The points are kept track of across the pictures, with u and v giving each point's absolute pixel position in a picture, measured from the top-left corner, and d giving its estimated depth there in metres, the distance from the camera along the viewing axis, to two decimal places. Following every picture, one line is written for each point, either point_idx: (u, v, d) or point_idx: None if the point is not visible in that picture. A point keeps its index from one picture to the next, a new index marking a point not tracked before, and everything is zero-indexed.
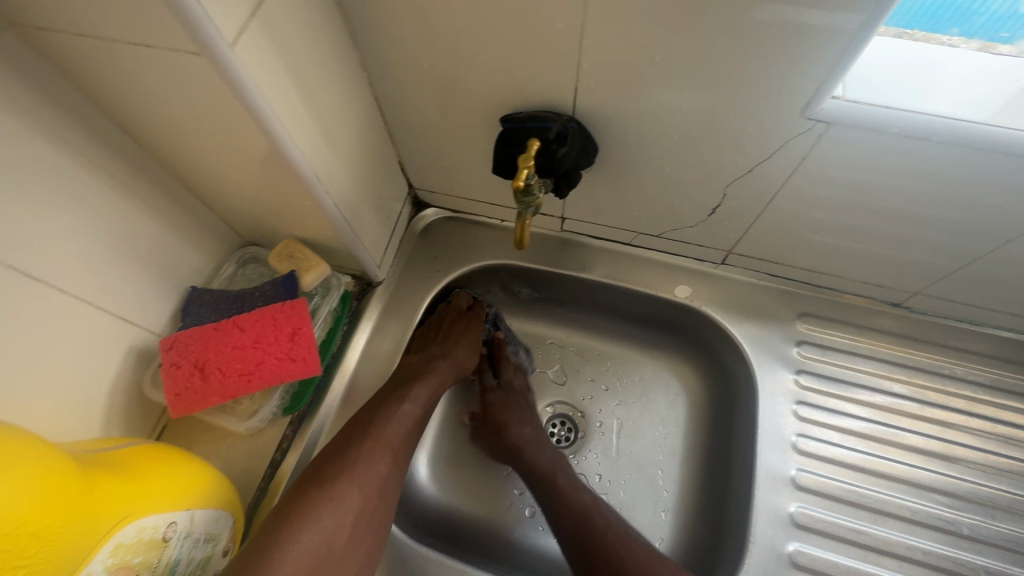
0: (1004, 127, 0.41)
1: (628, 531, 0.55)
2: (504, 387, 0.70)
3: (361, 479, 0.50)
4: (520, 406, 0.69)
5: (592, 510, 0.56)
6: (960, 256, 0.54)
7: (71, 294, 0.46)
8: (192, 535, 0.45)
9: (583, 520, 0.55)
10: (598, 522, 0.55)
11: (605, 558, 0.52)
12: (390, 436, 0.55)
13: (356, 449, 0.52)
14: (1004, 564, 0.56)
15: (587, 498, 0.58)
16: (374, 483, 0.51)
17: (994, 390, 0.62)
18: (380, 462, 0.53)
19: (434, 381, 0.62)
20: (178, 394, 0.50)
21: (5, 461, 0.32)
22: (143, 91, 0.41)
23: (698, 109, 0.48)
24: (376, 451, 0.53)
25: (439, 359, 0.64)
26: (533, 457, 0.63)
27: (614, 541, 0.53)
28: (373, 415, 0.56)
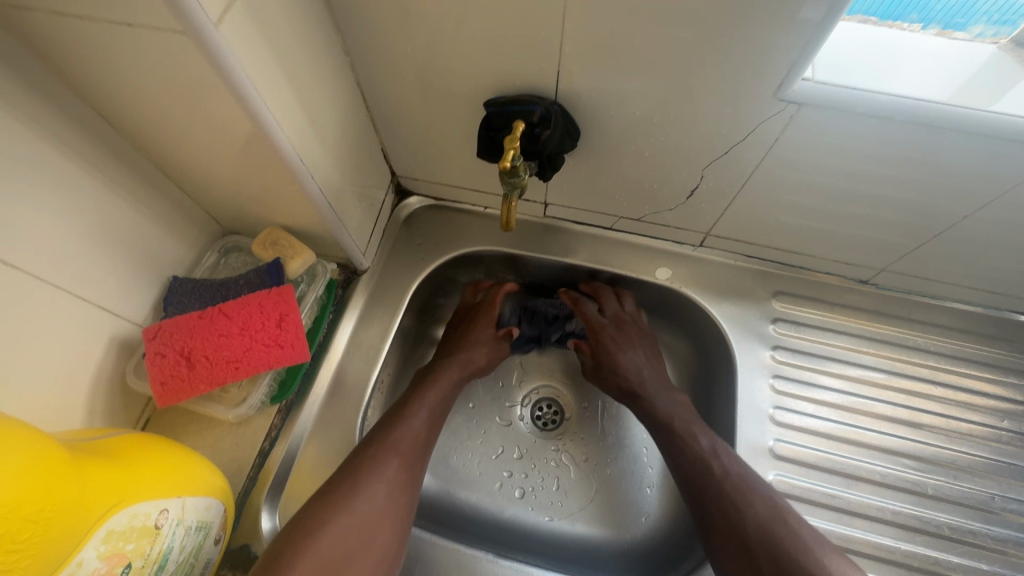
0: (962, 106, 0.44)
1: (749, 481, 0.55)
2: (612, 320, 0.70)
3: (372, 480, 0.52)
4: (635, 339, 0.69)
5: (709, 457, 0.57)
6: (922, 232, 0.57)
7: (49, 283, 0.45)
8: (184, 523, 0.45)
9: (699, 469, 0.56)
10: (716, 471, 0.55)
11: (726, 507, 0.53)
12: (404, 437, 0.56)
13: (364, 456, 0.54)
14: (966, 520, 0.60)
15: (705, 445, 0.58)
16: (391, 481, 0.53)
17: (955, 359, 0.66)
18: (395, 460, 0.54)
19: (446, 382, 0.64)
20: (164, 383, 0.49)
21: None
22: (121, 73, 0.41)
23: (676, 92, 0.49)
24: (388, 453, 0.54)
25: (451, 359, 0.66)
26: (652, 401, 0.64)
27: (729, 491, 0.54)
28: (390, 420, 0.57)
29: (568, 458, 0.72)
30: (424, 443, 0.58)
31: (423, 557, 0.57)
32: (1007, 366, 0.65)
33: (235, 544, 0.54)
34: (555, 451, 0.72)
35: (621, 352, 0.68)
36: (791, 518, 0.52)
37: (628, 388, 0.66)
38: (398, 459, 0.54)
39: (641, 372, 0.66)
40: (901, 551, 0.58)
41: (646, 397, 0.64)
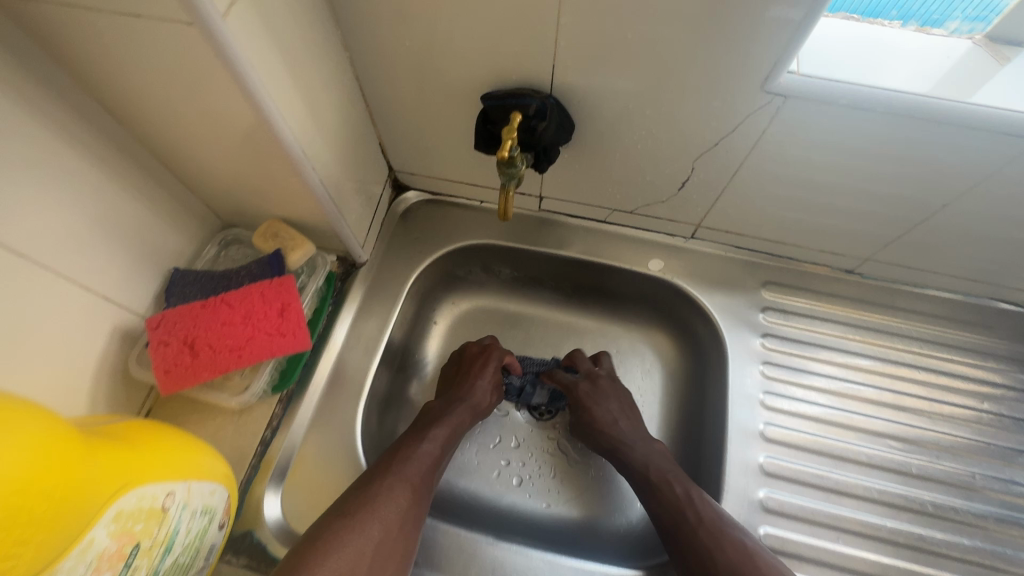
0: (939, 98, 0.46)
1: (723, 526, 0.55)
2: (588, 376, 0.70)
3: (370, 522, 0.51)
4: (610, 391, 0.69)
5: (684, 504, 0.57)
6: (904, 221, 0.59)
7: (53, 271, 0.45)
8: (190, 506, 0.46)
9: (673, 518, 0.56)
10: (689, 517, 0.55)
11: (699, 552, 0.53)
12: (406, 474, 0.56)
13: (378, 484, 0.54)
14: (949, 497, 0.62)
15: (680, 490, 0.58)
16: (393, 517, 0.52)
17: (937, 345, 0.68)
18: (396, 496, 0.54)
19: (450, 423, 0.63)
20: (168, 371, 0.50)
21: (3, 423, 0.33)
22: (126, 65, 0.42)
23: (667, 85, 0.51)
24: (389, 489, 0.54)
25: (446, 401, 0.66)
26: (633, 454, 0.63)
27: (703, 537, 0.54)
28: (393, 456, 0.57)
29: (564, 446, 0.73)
30: (427, 478, 0.57)
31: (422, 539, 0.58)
32: (987, 351, 0.68)
33: (238, 530, 0.55)
34: (552, 439, 0.73)
35: (599, 407, 0.67)
36: (762, 561, 0.52)
37: (607, 442, 0.65)
38: (399, 497, 0.54)
39: (621, 430, 0.65)
40: (887, 529, 0.60)
41: (624, 446, 0.64)
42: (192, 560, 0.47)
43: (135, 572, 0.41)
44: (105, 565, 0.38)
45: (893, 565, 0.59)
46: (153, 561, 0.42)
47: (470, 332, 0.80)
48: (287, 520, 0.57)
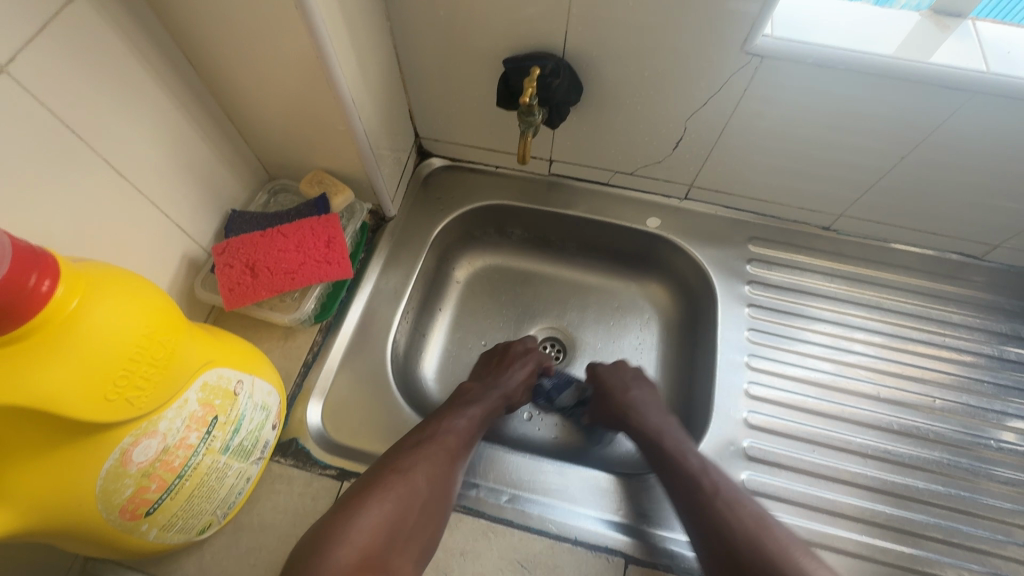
0: (896, 58, 0.54)
1: (739, 498, 0.56)
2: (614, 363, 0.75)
3: (415, 482, 0.54)
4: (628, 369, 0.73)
5: (700, 474, 0.58)
6: (870, 175, 0.68)
7: (141, 195, 0.53)
8: (253, 398, 0.53)
9: (690, 484, 0.57)
10: (706, 486, 0.57)
11: (713, 520, 0.54)
12: (446, 443, 0.59)
13: (425, 450, 0.57)
14: (913, 418, 0.68)
15: (699, 463, 0.59)
16: (435, 479, 0.55)
17: (905, 292, 0.76)
18: (437, 461, 0.57)
19: (486, 404, 0.66)
20: (231, 289, 0.58)
21: (138, 286, 0.40)
22: (214, 20, 0.50)
23: (664, 50, 0.59)
24: (433, 454, 0.57)
25: (483, 385, 0.69)
26: (644, 421, 0.66)
27: (720, 507, 0.55)
28: (438, 425, 0.61)
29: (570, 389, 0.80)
30: (464, 449, 0.60)
31: None
32: (950, 298, 0.75)
33: (285, 438, 0.62)
34: None
35: (612, 376, 0.72)
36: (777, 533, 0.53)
37: (619, 409, 0.68)
38: (439, 462, 0.57)
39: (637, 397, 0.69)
40: (857, 443, 0.67)
41: (636, 412, 0.67)
42: (254, 448, 0.54)
43: (212, 441, 0.47)
44: (194, 427, 0.45)
45: (864, 473, 0.65)
46: (226, 436, 0.49)
47: (484, 287, 0.87)
48: (327, 431, 0.64)
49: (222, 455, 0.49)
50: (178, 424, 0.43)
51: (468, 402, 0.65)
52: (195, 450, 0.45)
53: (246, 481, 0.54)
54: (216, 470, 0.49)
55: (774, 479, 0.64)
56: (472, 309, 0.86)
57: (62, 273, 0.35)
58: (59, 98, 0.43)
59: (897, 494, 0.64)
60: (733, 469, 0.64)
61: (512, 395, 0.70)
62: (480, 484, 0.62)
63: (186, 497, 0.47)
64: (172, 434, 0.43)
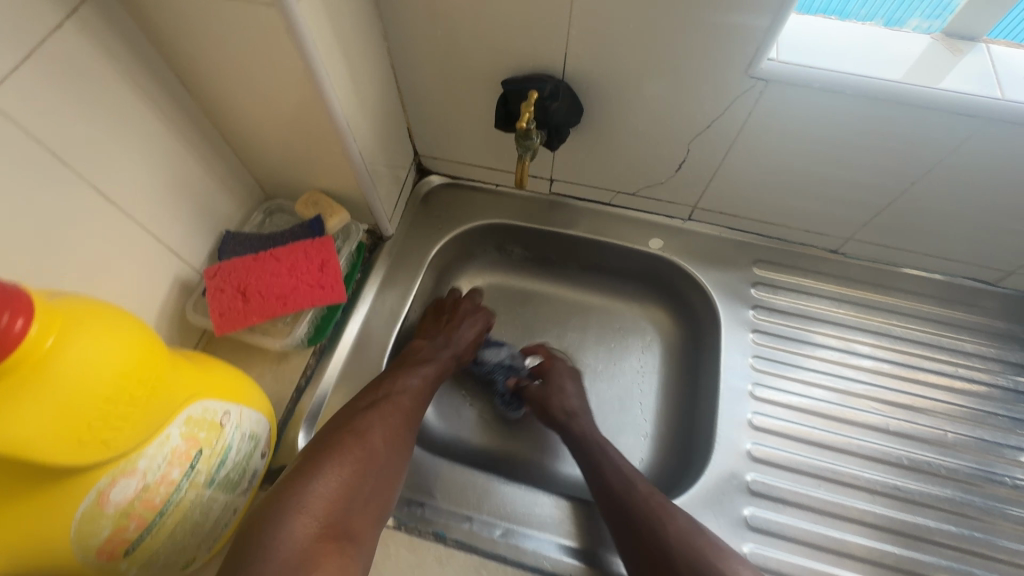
0: (906, 84, 0.53)
1: (668, 503, 0.58)
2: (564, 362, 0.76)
3: (371, 444, 0.55)
4: (562, 376, 0.72)
5: (635, 478, 0.60)
6: (879, 199, 0.66)
7: (132, 219, 0.52)
8: (241, 428, 0.51)
9: (626, 486, 0.59)
10: (641, 488, 0.58)
11: (647, 519, 0.55)
12: (398, 403, 0.61)
13: (376, 410, 0.58)
14: (925, 453, 0.66)
15: (632, 470, 0.61)
16: (390, 439, 0.57)
17: (914, 318, 0.73)
18: (391, 422, 0.58)
19: (437, 364, 0.68)
20: (222, 314, 0.57)
21: (120, 321, 0.39)
22: (206, 44, 0.49)
23: (667, 71, 0.58)
24: (386, 415, 0.58)
25: (434, 346, 0.70)
26: (589, 426, 0.68)
27: (654, 506, 0.56)
28: (387, 385, 0.62)
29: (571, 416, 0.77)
30: (417, 409, 0.62)
31: (440, 476, 0.63)
32: (962, 326, 0.73)
33: (275, 465, 0.61)
34: None
35: (566, 378, 0.72)
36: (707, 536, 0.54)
37: (563, 409, 0.69)
38: (393, 423, 0.59)
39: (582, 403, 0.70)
40: (865, 479, 0.64)
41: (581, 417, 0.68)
42: (241, 479, 0.52)
43: (196, 475, 0.46)
44: (177, 462, 0.44)
45: (871, 510, 0.63)
46: (210, 470, 0.48)
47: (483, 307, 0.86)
48: None
49: (206, 488, 0.48)
50: (159, 461, 0.42)
51: (419, 362, 0.67)
52: (178, 486, 0.44)
53: (233, 513, 0.53)
54: (201, 505, 0.48)
55: (778, 516, 0.62)
56: None
57: (38, 311, 0.34)
58: (46, 127, 0.43)
59: (906, 534, 0.62)
60: (735, 505, 0.62)
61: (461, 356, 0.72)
62: (473, 517, 0.60)
63: (168, 535, 0.45)
64: (152, 472, 0.42)
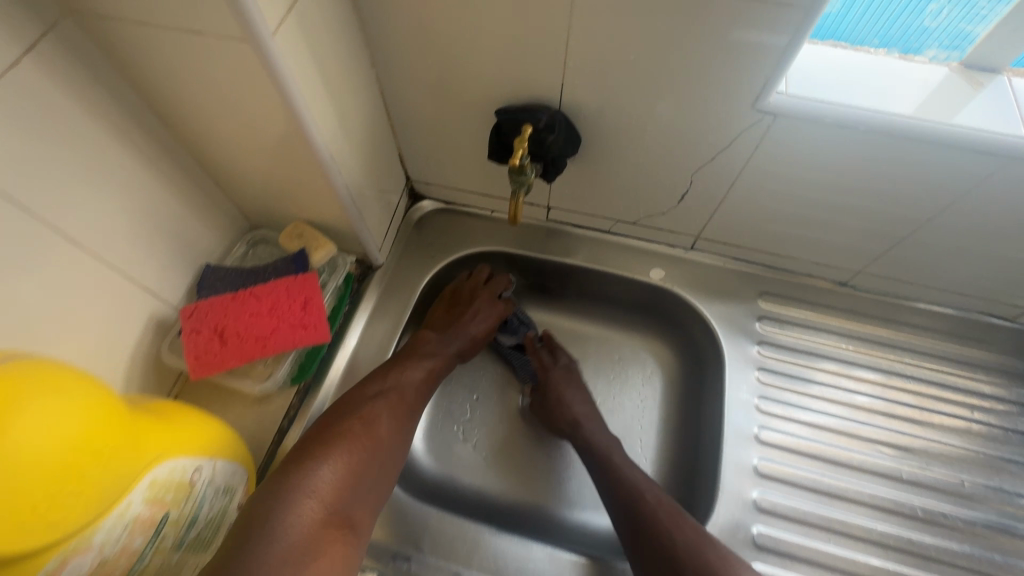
0: (925, 120, 0.50)
1: (681, 513, 0.57)
2: (564, 366, 0.74)
3: (378, 435, 0.56)
4: (563, 387, 0.71)
5: (643, 487, 0.59)
6: (892, 234, 0.63)
7: (101, 261, 0.49)
8: (214, 483, 0.48)
9: (634, 496, 0.58)
10: (649, 499, 0.58)
11: (656, 530, 0.55)
12: (402, 396, 0.61)
13: (382, 400, 0.59)
14: (939, 503, 0.63)
15: (641, 477, 0.61)
16: (394, 430, 0.58)
17: (927, 356, 0.70)
18: (394, 414, 0.59)
19: (444, 355, 0.68)
20: (198, 357, 0.54)
21: (70, 386, 0.36)
22: (179, 77, 0.46)
23: (668, 103, 0.55)
24: (391, 406, 0.59)
25: (441, 339, 0.69)
26: (592, 436, 0.67)
27: (661, 517, 0.56)
28: (393, 374, 0.62)
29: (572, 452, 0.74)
30: (419, 401, 0.63)
31: (429, 529, 0.59)
32: (978, 365, 0.70)
33: None
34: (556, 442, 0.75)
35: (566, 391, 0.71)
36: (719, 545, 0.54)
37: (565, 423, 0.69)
38: (399, 414, 0.60)
39: (585, 410, 0.69)
40: (877, 531, 0.61)
41: (586, 426, 0.68)
42: (214, 536, 0.49)
43: (161, 540, 0.43)
44: (138, 531, 0.40)
45: (884, 566, 0.60)
46: (178, 532, 0.44)
47: None
48: None
49: (174, 552, 0.45)
50: (119, 532, 0.39)
51: (425, 354, 0.66)
52: (140, 554, 0.41)
53: None
54: (168, 570, 0.44)
55: (785, 572, 0.59)
56: None
57: None
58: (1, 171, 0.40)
59: None
60: None
61: (466, 351, 0.71)
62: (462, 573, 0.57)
63: None
64: (111, 545, 0.38)
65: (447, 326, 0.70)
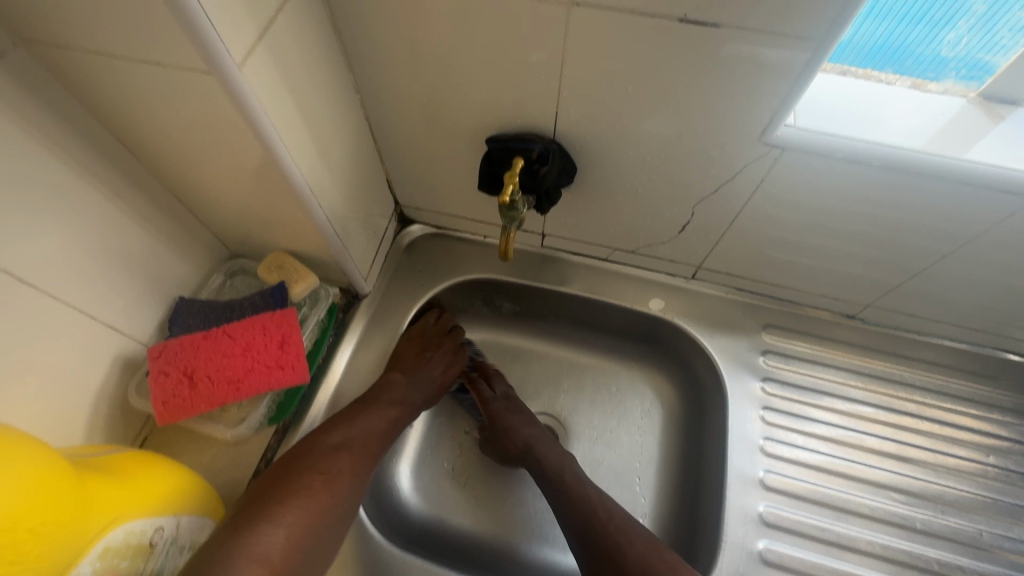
0: (942, 156, 0.47)
1: (631, 522, 0.56)
2: (501, 395, 0.70)
3: (337, 490, 0.52)
4: (503, 417, 0.67)
5: (595, 503, 0.58)
6: (903, 269, 0.60)
7: (61, 301, 0.46)
8: (179, 541, 0.45)
9: (587, 514, 0.57)
10: (600, 516, 0.56)
11: (606, 549, 0.54)
12: (365, 447, 0.57)
13: (342, 451, 0.55)
14: (955, 555, 0.59)
15: (594, 492, 0.59)
16: (353, 483, 0.54)
17: (939, 394, 0.67)
18: (356, 467, 0.55)
19: (409, 398, 0.64)
20: (165, 402, 0.50)
21: (4, 460, 0.33)
22: (144, 108, 0.43)
23: (668, 134, 0.52)
24: (353, 458, 0.55)
25: (411, 382, 0.65)
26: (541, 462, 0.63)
27: (614, 533, 0.55)
28: (357, 420, 0.58)
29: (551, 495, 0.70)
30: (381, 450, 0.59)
31: None
32: (993, 403, 0.66)
33: None
34: None
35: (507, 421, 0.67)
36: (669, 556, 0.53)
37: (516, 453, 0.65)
38: (360, 465, 0.55)
39: (529, 436, 0.65)
40: None
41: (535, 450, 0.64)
42: None
43: None
44: None
45: None
46: None
47: None
48: None
49: None
50: None
51: (393, 399, 0.62)
52: None
53: None
54: None
55: None
56: None
57: None
58: None
59: None
60: None
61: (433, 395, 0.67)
62: None
63: None
64: None
65: (410, 366, 0.66)
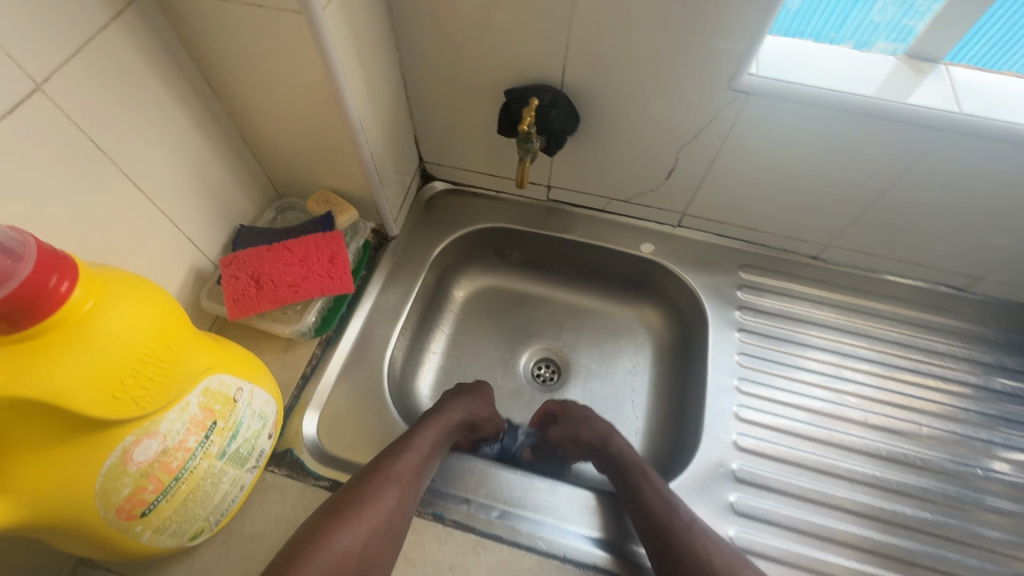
0: (876, 98, 0.58)
1: (713, 532, 0.56)
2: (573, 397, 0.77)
3: (360, 525, 0.50)
4: (583, 405, 0.72)
5: (676, 504, 0.58)
6: (853, 206, 0.71)
7: (156, 207, 0.56)
8: (252, 406, 0.54)
9: (668, 513, 0.57)
10: (682, 517, 0.56)
11: (690, 546, 0.54)
12: (396, 475, 0.56)
13: (367, 485, 0.54)
14: (900, 445, 0.69)
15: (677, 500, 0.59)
16: (379, 518, 0.52)
17: (889, 320, 0.78)
18: (384, 499, 0.53)
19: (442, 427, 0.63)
20: (236, 300, 0.60)
21: (153, 292, 0.42)
22: (235, 48, 0.53)
23: (656, 85, 0.63)
24: (377, 489, 0.53)
25: (442, 408, 0.66)
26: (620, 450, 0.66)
27: (698, 535, 0.55)
28: (385, 456, 0.57)
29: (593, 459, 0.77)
30: (413, 481, 0.57)
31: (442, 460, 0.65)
32: (935, 328, 0.77)
33: (280, 448, 0.63)
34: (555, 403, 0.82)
35: (589, 409, 0.72)
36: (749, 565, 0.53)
37: (597, 437, 0.67)
38: (387, 497, 0.53)
39: (607, 426, 0.69)
40: (845, 469, 0.68)
41: (615, 441, 0.67)
42: (249, 455, 0.55)
43: (210, 446, 0.49)
44: (193, 430, 0.46)
45: (851, 498, 0.66)
46: (222, 442, 0.50)
47: (482, 309, 0.89)
48: (322, 443, 0.65)
49: (218, 460, 0.50)
50: (178, 426, 0.44)
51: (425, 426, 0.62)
52: (193, 453, 0.46)
53: (239, 489, 0.55)
54: (211, 475, 0.50)
55: (763, 502, 0.65)
56: (470, 328, 0.87)
57: (81, 275, 0.38)
58: (90, 116, 0.47)
59: (885, 520, 0.65)
60: (722, 492, 0.65)
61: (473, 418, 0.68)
62: (471, 499, 0.62)
63: (181, 501, 0.47)
64: (171, 436, 0.44)
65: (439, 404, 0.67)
